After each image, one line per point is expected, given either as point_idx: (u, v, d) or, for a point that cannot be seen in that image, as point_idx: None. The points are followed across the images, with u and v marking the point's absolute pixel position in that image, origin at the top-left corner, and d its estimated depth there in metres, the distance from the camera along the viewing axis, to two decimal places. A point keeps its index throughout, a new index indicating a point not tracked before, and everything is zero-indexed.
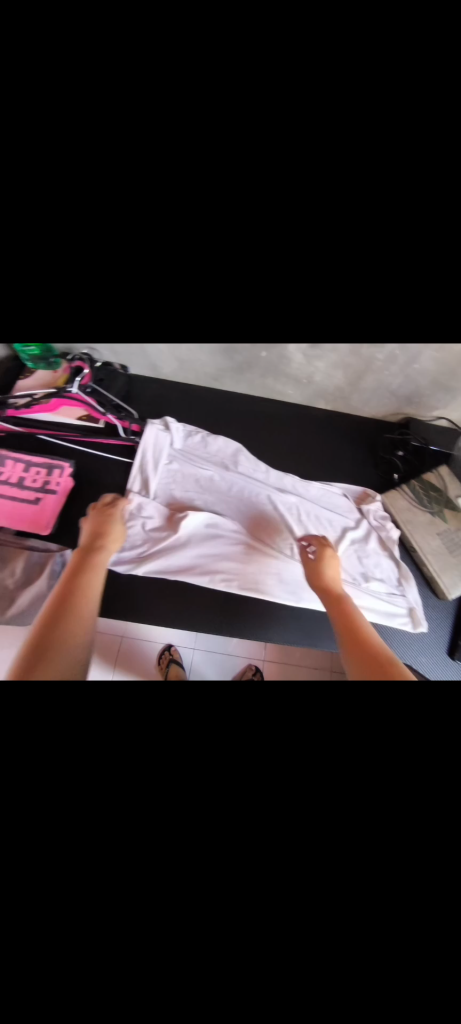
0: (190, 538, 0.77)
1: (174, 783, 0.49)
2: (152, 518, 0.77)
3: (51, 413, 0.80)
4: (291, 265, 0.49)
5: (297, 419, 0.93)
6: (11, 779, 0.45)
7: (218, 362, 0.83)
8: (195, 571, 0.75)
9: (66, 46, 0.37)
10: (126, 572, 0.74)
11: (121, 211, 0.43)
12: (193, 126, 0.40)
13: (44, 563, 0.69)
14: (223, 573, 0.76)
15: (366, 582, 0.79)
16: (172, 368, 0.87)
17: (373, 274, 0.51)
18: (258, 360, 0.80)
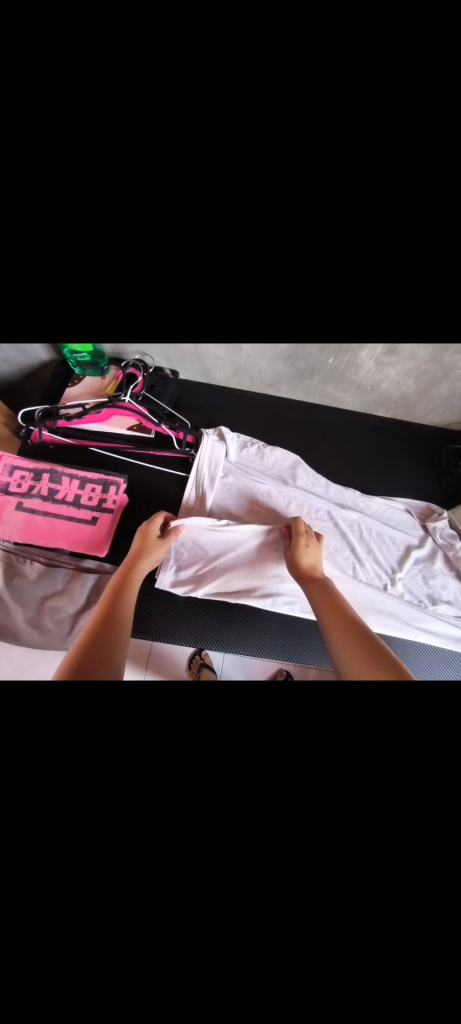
0: (250, 556, 0.72)
1: (271, 856, 0.40)
2: (206, 540, 0.72)
3: (102, 423, 0.76)
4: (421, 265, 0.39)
5: (354, 427, 0.89)
6: (82, 858, 0.37)
7: (278, 368, 0.78)
8: (257, 592, 0.70)
9: (179, 34, 0.31)
10: (185, 594, 0.69)
11: (227, 199, 0.34)
12: (326, 102, 0.32)
13: (100, 587, 0.64)
14: (285, 596, 0.70)
15: (433, 606, 0.73)
16: (227, 374, 0.83)
17: None
18: (324, 367, 0.75)
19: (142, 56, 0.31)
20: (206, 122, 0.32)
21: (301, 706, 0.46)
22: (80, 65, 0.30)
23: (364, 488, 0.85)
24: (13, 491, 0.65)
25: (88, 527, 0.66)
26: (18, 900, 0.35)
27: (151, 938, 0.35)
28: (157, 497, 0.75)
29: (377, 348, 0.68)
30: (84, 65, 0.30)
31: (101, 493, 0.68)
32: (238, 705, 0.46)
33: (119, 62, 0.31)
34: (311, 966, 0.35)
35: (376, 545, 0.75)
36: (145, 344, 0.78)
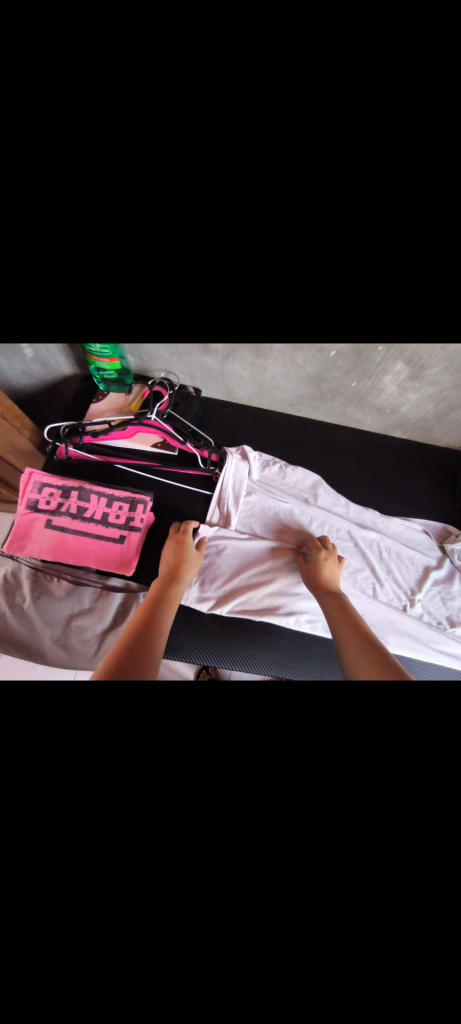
0: (274, 575, 0.72)
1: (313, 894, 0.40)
2: (231, 556, 0.72)
3: (127, 440, 0.76)
4: None
5: (373, 447, 0.90)
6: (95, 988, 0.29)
7: (301, 388, 0.79)
8: (280, 611, 0.70)
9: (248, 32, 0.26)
10: (209, 612, 0.70)
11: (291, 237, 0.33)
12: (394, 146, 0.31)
13: (128, 606, 0.64)
14: (308, 614, 0.71)
15: (452, 628, 0.74)
16: (250, 393, 0.85)
17: None
18: (347, 390, 0.77)
19: (224, 32, 0.26)
20: (294, 119, 0.27)
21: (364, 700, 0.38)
22: (154, 36, 0.25)
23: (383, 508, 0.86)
24: (42, 507, 0.65)
25: (116, 545, 0.66)
26: None
27: None
28: (181, 515, 0.75)
29: (400, 372, 0.70)
30: (156, 33, 0.25)
31: (128, 511, 0.68)
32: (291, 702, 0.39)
33: (198, 35, 0.26)
34: None
35: (395, 565, 0.77)
36: (170, 360, 0.78)
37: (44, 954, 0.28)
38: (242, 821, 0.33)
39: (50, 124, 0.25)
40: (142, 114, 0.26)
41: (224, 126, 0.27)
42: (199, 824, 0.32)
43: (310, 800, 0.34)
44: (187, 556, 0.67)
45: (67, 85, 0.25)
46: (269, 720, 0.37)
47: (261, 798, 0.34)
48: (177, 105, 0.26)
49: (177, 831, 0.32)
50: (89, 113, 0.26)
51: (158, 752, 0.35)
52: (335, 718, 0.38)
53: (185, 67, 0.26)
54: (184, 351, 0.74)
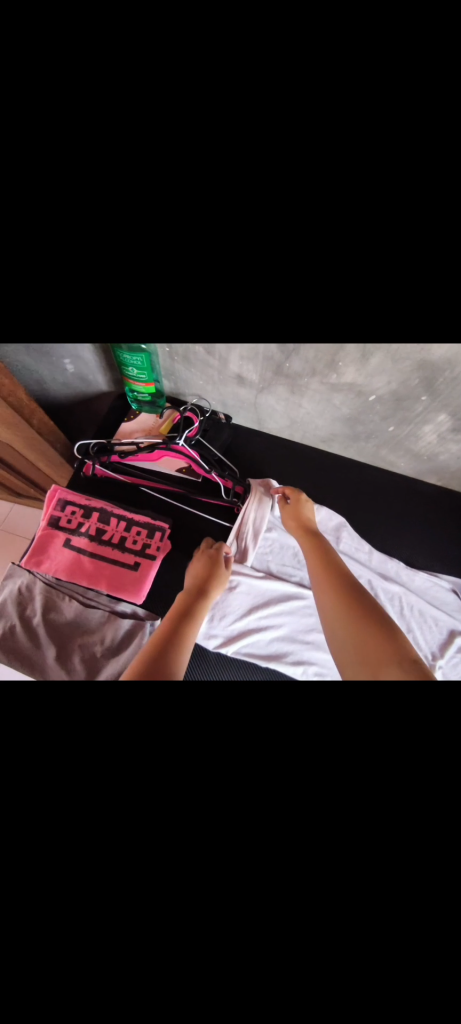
0: (285, 618, 0.70)
1: None
2: (244, 594, 0.70)
3: (153, 464, 0.77)
4: None
5: (404, 492, 0.86)
6: None
7: (335, 426, 0.77)
8: (288, 657, 0.68)
9: (326, 61, 0.23)
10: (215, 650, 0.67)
11: None
12: None
13: (133, 633, 0.63)
14: (316, 667, 0.67)
15: None
16: (281, 425, 0.83)
17: None
18: (383, 433, 0.74)
19: (310, 61, 0.22)
20: (375, 183, 0.24)
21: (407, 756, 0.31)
22: (230, 68, 0.22)
23: (409, 559, 0.81)
24: (62, 526, 0.67)
25: (129, 571, 0.66)
26: None
27: None
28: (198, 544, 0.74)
29: (443, 424, 0.66)
30: (234, 64, 0.22)
31: (146, 538, 0.68)
32: (310, 780, 0.31)
33: (279, 65, 0.22)
34: None
35: (418, 625, 0.71)
36: (204, 387, 0.77)
37: None
38: (228, 954, 0.27)
39: (105, 205, 0.25)
40: (201, 182, 0.24)
41: (288, 199, 0.25)
42: (178, 950, 0.27)
43: (309, 942, 0.27)
44: (211, 572, 0.65)
45: (127, 138, 0.23)
46: (283, 811, 0.30)
47: (251, 949, 0.27)
48: (242, 166, 0.24)
49: (149, 952, 0.27)
50: (146, 180, 0.24)
51: (146, 817, 0.29)
52: (363, 786, 0.30)
53: (259, 115, 0.23)
54: (220, 379, 0.74)
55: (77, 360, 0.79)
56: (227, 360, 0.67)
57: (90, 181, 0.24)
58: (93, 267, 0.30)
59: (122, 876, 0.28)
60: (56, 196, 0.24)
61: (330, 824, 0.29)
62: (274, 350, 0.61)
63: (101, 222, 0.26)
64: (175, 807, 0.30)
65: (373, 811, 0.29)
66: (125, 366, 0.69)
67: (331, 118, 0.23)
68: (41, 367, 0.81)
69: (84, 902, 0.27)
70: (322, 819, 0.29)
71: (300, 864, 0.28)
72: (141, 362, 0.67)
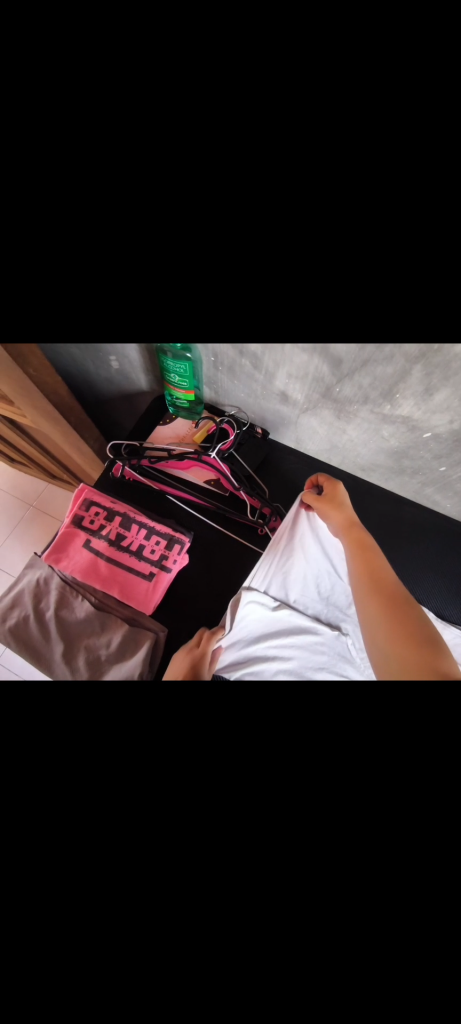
0: (298, 655, 0.62)
1: None
2: (255, 620, 0.65)
3: (182, 471, 0.76)
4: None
5: (445, 535, 0.78)
6: None
7: (379, 456, 0.71)
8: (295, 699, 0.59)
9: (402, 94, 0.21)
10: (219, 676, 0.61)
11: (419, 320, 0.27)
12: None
13: (138, 640, 0.62)
14: None
15: None
16: (320, 448, 0.78)
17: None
18: (432, 471, 0.67)
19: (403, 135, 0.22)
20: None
21: (415, 861, 0.27)
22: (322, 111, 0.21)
23: (437, 608, 0.74)
24: (85, 526, 0.68)
25: (143, 580, 0.66)
26: None
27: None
28: (215, 561, 0.72)
29: None
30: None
31: (164, 549, 0.67)
32: (299, 851, 0.29)
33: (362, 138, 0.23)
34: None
35: None
36: (245, 400, 0.75)
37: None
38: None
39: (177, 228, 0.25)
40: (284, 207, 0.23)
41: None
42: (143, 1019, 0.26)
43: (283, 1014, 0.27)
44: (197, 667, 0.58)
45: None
46: (265, 880, 0.28)
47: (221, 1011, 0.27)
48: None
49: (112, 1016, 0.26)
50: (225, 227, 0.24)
51: (118, 885, 0.27)
52: (355, 874, 0.28)
53: (340, 175, 0.23)
54: (262, 394, 0.71)
55: (122, 359, 0.78)
56: (273, 376, 0.64)
57: (172, 220, 0.25)
58: (153, 276, 0.29)
59: (89, 933, 0.26)
60: (131, 227, 0.25)
61: (311, 904, 0.27)
62: (326, 373, 0.57)
63: (172, 247, 0.26)
64: (149, 878, 0.27)
65: (362, 913, 0.27)
66: (167, 374, 0.69)
67: (428, 183, 0.23)
68: (89, 360, 0.82)
69: (46, 952, 0.25)
70: (304, 900, 0.27)
71: (271, 946, 0.27)
72: (184, 371, 0.66)
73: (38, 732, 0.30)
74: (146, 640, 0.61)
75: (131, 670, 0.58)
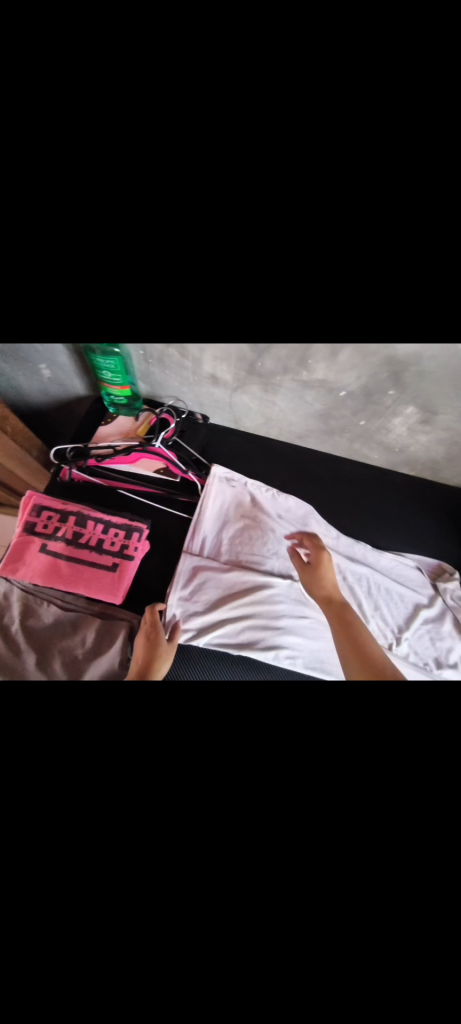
0: (254, 606, 0.69)
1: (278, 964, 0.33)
2: (212, 588, 0.69)
3: (130, 464, 0.77)
4: (449, 301, 0.34)
5: (378, 483, 0.87)
6: None
7: (309, 421, 0.79)
8: (262, 647, 0.66)
9: (222, 48, 0.23)
10: (186, 643, 0.65)
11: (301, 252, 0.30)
12: (410, 142, 0.25)
13: (116, 632, 0.62)
14: (288, 650, 0.67)
15: (439, 671, 0.70)
16: (257, 424, 0.84)
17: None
18: (354, 428, 0.76)
19: None
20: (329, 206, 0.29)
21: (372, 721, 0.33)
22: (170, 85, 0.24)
23: (381, 545, 0.83)
24: (38, 532, 0.67)
25: (107, 572, 0.66)
26: None
27: None
28: (177, 543, 0.74)
29: (410, 417, 0.70)
30: (193, 79, 0.23)
31: (123, 538, 0.68)
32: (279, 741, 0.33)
33: None
34: None
35: (383, 601, 0.73)
36: (179, 388, 0.79)
37: (17, 988, 0.25)
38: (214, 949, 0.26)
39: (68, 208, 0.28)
40: None
41: None
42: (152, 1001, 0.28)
43: (285, 957, 0.26)
44: (163, 653, 0.58)
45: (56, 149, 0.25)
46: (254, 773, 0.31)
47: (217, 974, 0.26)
48: None
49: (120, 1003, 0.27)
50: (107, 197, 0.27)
51: (112, 838, 0.28)
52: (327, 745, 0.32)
53: None
54: (194, 380, 0.75)
55: (54, 366, 0.78)
56: (201, 362, 0.69)
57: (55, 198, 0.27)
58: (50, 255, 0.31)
59: (85, 893, 0.26)
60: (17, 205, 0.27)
61: None
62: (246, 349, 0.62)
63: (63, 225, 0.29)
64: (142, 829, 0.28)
65: None
66: (98, 368, 0.69)
67: None
68: (17, 373, 0.80)
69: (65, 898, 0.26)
70: None
71: None
72: (116, 367, 0.68)
73: (30, 707, 0.33)
74: (120, 639, 0.61)
75: (114, 668, 0.59)
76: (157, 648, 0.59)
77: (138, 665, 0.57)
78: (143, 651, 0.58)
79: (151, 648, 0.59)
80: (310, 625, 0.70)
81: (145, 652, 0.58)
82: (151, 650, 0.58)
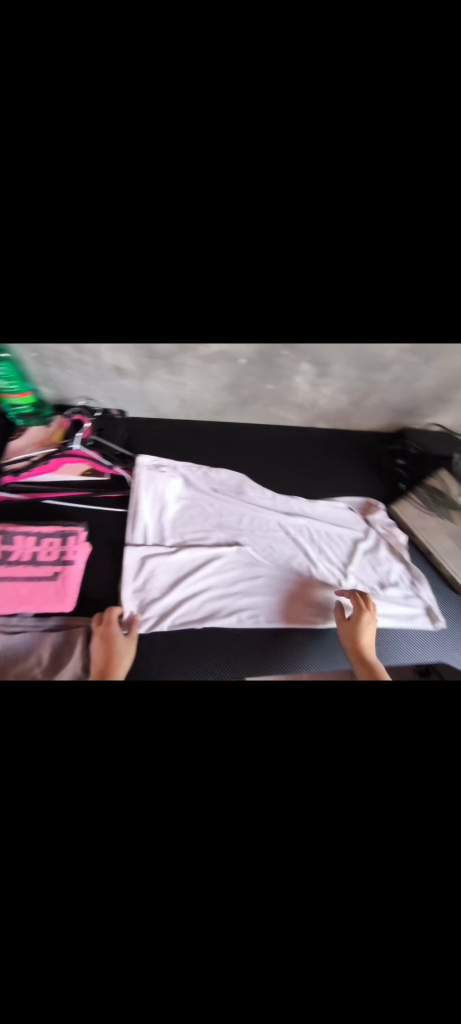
0: (209, 580, 0.72)
1: (272, 854, 0.38)
2: (164, 573, 0.70)
3: (52, 473, 0.74)
4: (291, 260, 0.44)
5: (301, 442, 0.94)
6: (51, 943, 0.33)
7: (221, 396, 0.82)
8: (224, 614, 0.70)
9: None
10: (150, 630, 0.66)
11: None
12: None
13: (72, 640, 0.62)
14: (250, 610, 0.71)
15: (383, 590, 0.79)
16: (175, 408, 0.86)
17: (349, 267, 0.46)
18: (264, 393, 0.81)
19: None
20: (155, 180, 0.35)
21: None
22: None
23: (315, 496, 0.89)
24: None
25: (51, 584, 0.64)
26: (39, 975, 0.33)
27: (163, 921, 0.35)
28: (121, 539, 0.74)
29: (308, 372, 0.76)
30: None
31: (61, 547, 0.67)
32: None
33: None
34: (343, 949, 0.35)
35: (325, 544, 0.80)
36: (87, 387, 0.78)
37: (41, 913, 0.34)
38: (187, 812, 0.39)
39: None
40: None
41: None
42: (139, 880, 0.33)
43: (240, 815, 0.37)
44: (121, 654, 0.60)
45: None
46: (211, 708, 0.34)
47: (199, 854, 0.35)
48: None
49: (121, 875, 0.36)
50: None
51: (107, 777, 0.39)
52: None
53: None
54: (98, 375, 0.75)
55: None
56: (99, 355, 0.70)
57: None
58: None
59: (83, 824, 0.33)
60: None
61: None
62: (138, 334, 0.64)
63: None
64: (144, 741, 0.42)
65: None
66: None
67: None
68: None
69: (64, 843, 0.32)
70: None
71: None
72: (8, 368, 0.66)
73: None
74: (78, 647, 0.61)
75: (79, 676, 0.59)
76: (117, 648, 0.60)
77: (100, 666, 0.58)
78: (102, 654, 0.59)
79: (110, 650, 0.60)
80: (265, 582, 0.74)
81: (105, 655, 0.59)
82: (111, 651, 0.60)
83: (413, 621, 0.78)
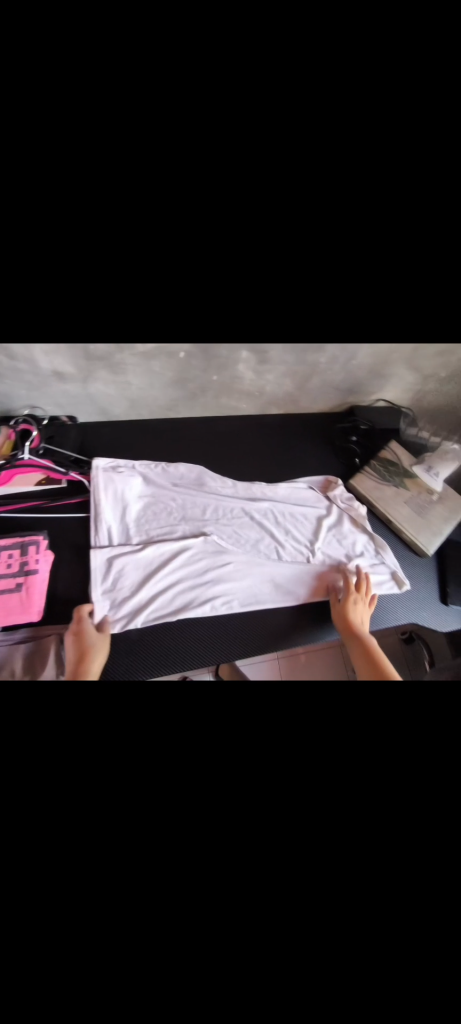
0: (178, 572, 0.73)
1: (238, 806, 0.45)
2: (133, 571, 0.71)
3: (5, 486, 0.73)
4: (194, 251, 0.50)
5: (255, 429, 0.97)
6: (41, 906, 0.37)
7: (169, 391, 0.83)
8: (196, 604, 0.70)
9: None
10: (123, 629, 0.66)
11: None
12: None
13: (45, 648, 0.62)
14: (223, 596, 0.73)
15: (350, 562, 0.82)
16: (126, 408, 0.86)
17: (252, 258, 0.53)
18: (210, 385, 0.83)
19: None
20: (71, 174, 0.41)
21: None
22: None
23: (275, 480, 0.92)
24: None
25: (15, 596, 0.63)
26: (36, 942, 0.37)
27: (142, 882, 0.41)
28: (84, 542, 0.74)
29: (249, 359, 0.79)
30: None
31: (21, 557, 0.66)
32: None
33: None
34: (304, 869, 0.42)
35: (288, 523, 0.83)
36: (30, 394, 0.78)
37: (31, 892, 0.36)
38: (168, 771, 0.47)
39: None
40: None
41: None
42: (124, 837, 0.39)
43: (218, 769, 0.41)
44: (93, 653, 0.59)
45: None
46: None
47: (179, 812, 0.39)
48: None
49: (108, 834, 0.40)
50: None
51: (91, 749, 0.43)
52: None
53: None
54: (38, 381, 0.75)
55: None
56: (36, 360, 0.70)
57: None
58: None
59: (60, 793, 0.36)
60: None
61: None
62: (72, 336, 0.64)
63: None
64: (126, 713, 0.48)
65: None
66: None
67: None
68: None
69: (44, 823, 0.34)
70: None
71: None
72: None
73: None
74: (52, 654, 0.61)
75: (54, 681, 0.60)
76: (90, 648, 0.60)
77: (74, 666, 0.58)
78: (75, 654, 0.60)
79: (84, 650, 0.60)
80: (234, 567, 0.76)
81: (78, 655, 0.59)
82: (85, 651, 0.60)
83: (381, 587, 0.81)
